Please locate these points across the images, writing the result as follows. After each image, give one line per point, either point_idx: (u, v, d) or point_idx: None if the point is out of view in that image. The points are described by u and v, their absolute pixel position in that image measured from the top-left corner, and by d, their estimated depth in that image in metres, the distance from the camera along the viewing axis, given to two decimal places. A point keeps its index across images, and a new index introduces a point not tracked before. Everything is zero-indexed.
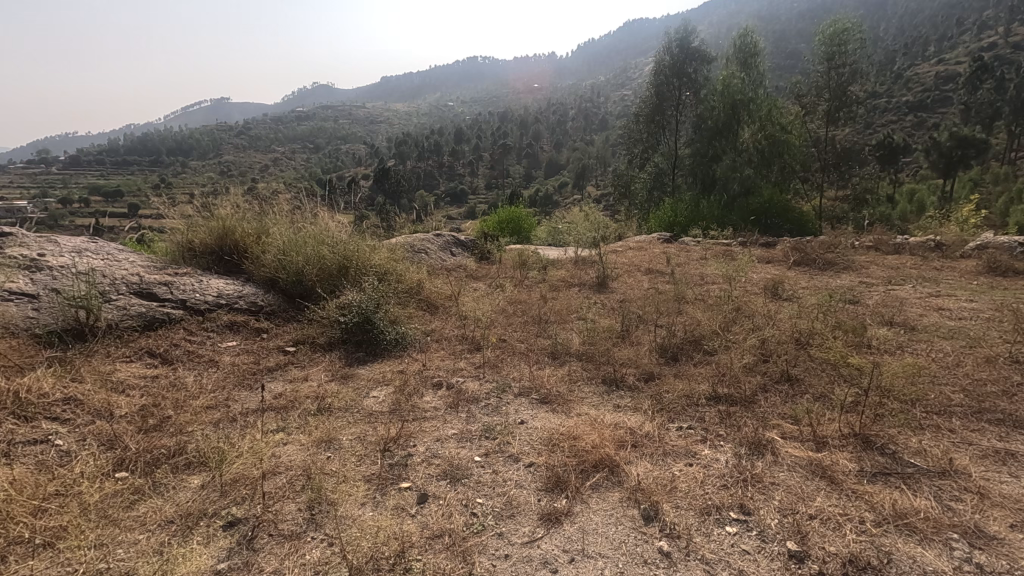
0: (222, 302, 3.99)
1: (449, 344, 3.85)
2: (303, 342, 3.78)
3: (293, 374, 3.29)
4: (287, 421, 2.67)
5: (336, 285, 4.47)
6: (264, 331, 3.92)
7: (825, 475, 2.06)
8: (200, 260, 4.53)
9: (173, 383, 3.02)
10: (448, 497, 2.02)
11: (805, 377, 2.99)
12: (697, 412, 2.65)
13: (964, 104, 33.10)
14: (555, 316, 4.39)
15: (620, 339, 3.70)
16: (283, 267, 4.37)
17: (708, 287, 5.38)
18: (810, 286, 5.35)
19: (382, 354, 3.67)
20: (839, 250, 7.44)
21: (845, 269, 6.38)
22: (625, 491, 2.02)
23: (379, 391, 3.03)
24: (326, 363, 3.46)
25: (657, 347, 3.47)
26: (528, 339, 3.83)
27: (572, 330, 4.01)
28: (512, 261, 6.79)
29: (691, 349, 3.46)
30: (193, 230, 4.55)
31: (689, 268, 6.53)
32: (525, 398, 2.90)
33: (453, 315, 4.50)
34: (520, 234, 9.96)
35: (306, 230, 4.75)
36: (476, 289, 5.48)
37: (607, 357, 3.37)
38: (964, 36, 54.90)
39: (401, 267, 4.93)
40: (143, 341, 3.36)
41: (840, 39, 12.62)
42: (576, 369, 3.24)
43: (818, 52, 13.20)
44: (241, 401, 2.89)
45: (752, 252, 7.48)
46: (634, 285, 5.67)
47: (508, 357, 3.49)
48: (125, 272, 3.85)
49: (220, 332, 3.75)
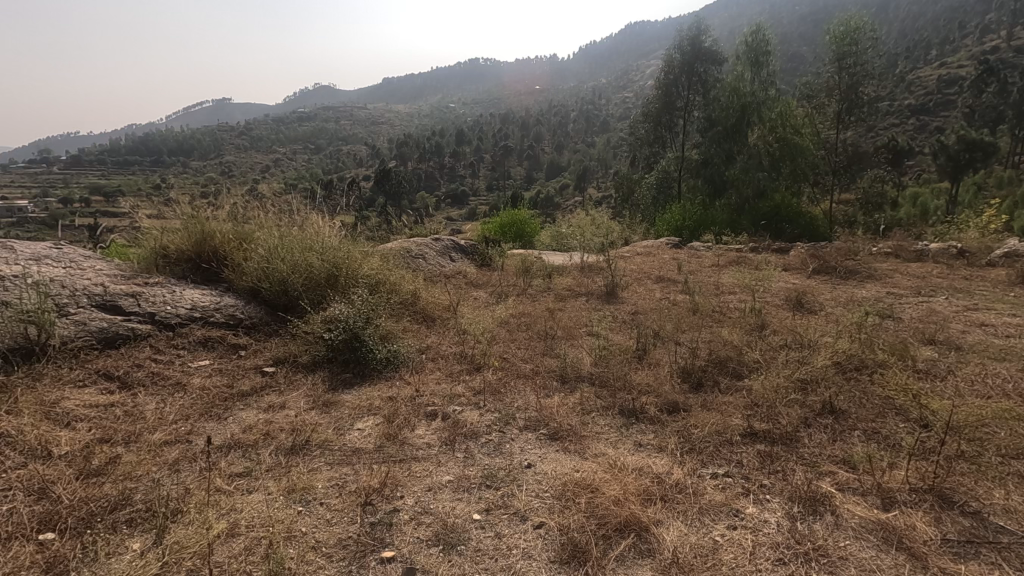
0: (196, 315, 3.62)
1: (447, 363, 3.47)
2: (284, 361, 3.40)
3: (269, 399, 2.92)
4: (254, 462, 2.29)
5: (324, 295, 4.10)
6: (242, 348, 3.55)
7: (904, 547, 1.68)
8: (176, 268, 4.15)
9: (131, 413, 2.65)
10: (440, 572, 1.64)
11: (851, 410, 2.62)
12: (734, 455, 2.28)
13: (968, 107, 32.76)
14: (563, 331, 4.00)
15: (637, 361, 3.32)
16: (266, 276, 4.00)
17: (727, 298, 5.00)
18: (835, 298, 4.97)
19: (372, 375, 3.29)
20: (859, 258, 7.04)
21: (867, 279, 5.97)
22: (658, 565, 1.65)
23: (366, 423, 2.66)
24: (307, 386, 3.09)
25: (680, 372, 3.10)
26: (533, 359, 3.46)
27: (582, 347, 3.63)
28: (514, 268, 6.39)
29: (718, 374, 3.08)
30: (169, 235, 4.19)
31: (703, 277, 6.17)
32: (532, 433, 2.52)
33: (451, 329, 4.13)
34: (522, 237, 9.60)
35: (293, 236, 4.38)
36: (477, 299, 5.10)
37: (623, 383, 2.99)
38: (966, 40, 54.55)
39: (396, 276, 4.55)
40: (102, 362, 2.99)
41: (851, 38, 12.23)
42: (588, 396, 2.87)
43: (828, 52, 12.81)
44: (208, 433, 2.53)
45: (766, 259, 7.08)
46: (645, 295, 5.30)
47: (512, 381, 3.11)
48: (88, 282, 3.48)
49: (193, 350, 3.38)
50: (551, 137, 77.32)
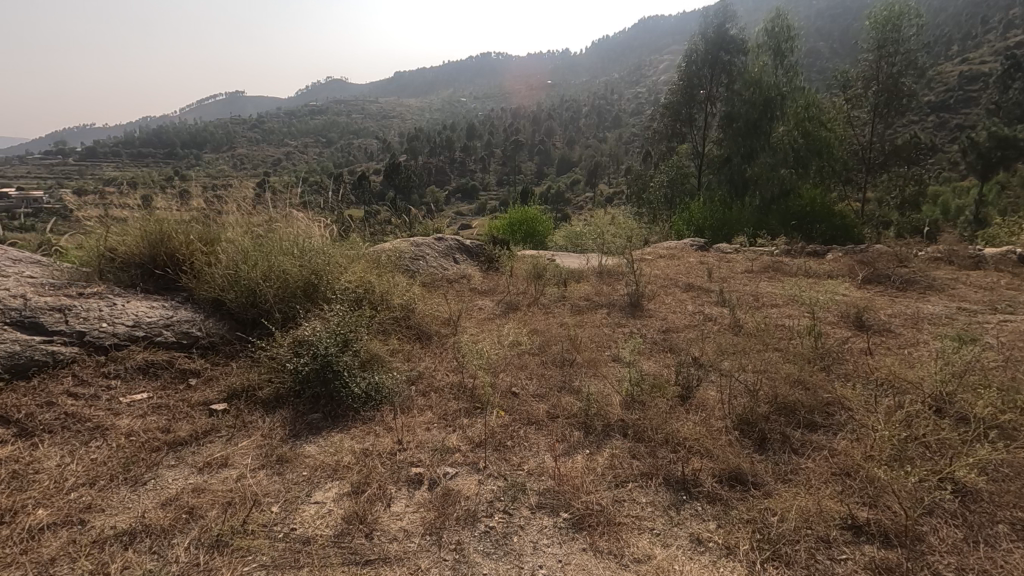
0: (139, 334, 2.98)
1: (442, 400, 2.81)
2: (241, 394, 2.76)
3: (208, 453, 2.28)
4: (161, 563, 1.63)
5: (298, 308, 3.44)
6: (194, 376, 2.92)
7: None
8: (125, 274, 3.51)
9: (18, 476, 2.01)
10: None
11: (982, 489, 1.91)
12: (839, 567, 1.59)
13: (994, 103, 31.53)
14: (584, 355, 3.33)
15: (680, 403, 2.65)
16: (231, 285, 3.36)
17: (774, 314, 4.30)
18: (900, 316, 4.24)
19: (346, 416, 2.63)
20: (910, 265, 6.28)
21: (928, 291, 5.21)
22: None
23: (327, 494, 2.01)
24: (262, 434, 2.44)
25: (737, 422, 2.42)
26: (549, 396, 2.80)
27: (609, 380, 2.97)
28: (523, 273, 5.74)
29: (787, 427, 2.41)
30: (118, 235, 3.55)
31: (738, 285, 5.46)
32: (549, 517, 1.85)
33: (449, 351, 3.47)
34: (533, 237, 8.95)
35: (266, 239, 3.73)
36: (482, 310, 4.45)
37: (665, 437, 2.32)
38: (989, 34, 52.56)
39: (386, 286, 3.89)
40: (2, 401, 2.37)
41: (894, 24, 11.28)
42: (621, 458, 2.20)
43: (868, 39, 11.91)
44: (114, 508, 1.88)
45: (805, 265, 6.34)
46: (675, 307, 4.62)
47: (522, 430, 2.43)
48: (5, 292, 2.85)
49: (129, 380, 2.75)
50: (561, 132, 76.32)
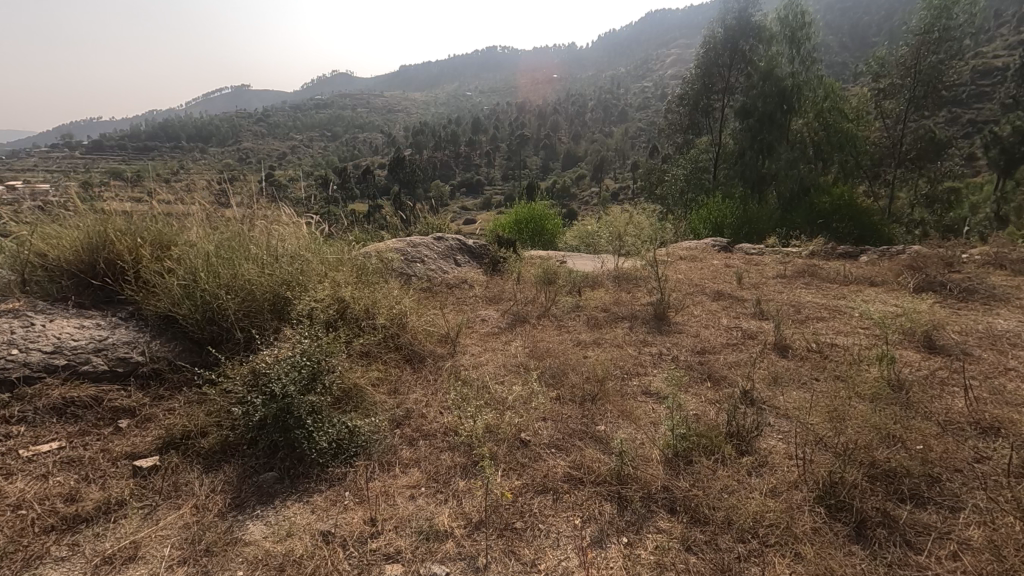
0: (59, 362, 2.39)
1: (432, 452, 2.22)
2: (177, 444, 2.17)
3: (117, 536, 1.69)
4: None
5: (260, 327, 2.85)
6: (125, 416, 2.34)
7: None
8: (57, 286, 2.93)
9: None
10: None
11: None
12: None
13: (1012, 96, 30.29)
14: (610, 388, 2.73)
15: (739, 462, 2.05)
16: (177, 298, 2.75)
17: (824, 331, 3.69)
18: (975, 335, 3.61)
19: (307, 476, 2.04)
20: (962, 270, 5.62)
21: (992, 302, 4.58)
22: None
23: None
24: (194, 505, 1.86)
25: (824, 496, 1.81)
26: (568, 448, 2.20)
27: (641, 425, 2.37)
28: (532, 277, 5.13)
29: (890, 503, 1.79)
30: (48, 238, 2.96)
31: (771, 293, 4.86)
32: None
33: (443, 378, 2.89)
34: (541, 234, 8.35)
35: (226, 244, 3.12)
36: (485, 323, 3.88)
37: (731, 519, 1.72)
38: (1004, 28, 51.04)
39: (369, 298, 3.29)
40: None
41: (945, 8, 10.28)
42: (674, 556, 1.59)
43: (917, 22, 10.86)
44: None
45: (844, 269, 5.69)
46: (707, 320, 4.02)
47: (535, 506, 1.84)
48: None
49: (37, 426, 2.17)
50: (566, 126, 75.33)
